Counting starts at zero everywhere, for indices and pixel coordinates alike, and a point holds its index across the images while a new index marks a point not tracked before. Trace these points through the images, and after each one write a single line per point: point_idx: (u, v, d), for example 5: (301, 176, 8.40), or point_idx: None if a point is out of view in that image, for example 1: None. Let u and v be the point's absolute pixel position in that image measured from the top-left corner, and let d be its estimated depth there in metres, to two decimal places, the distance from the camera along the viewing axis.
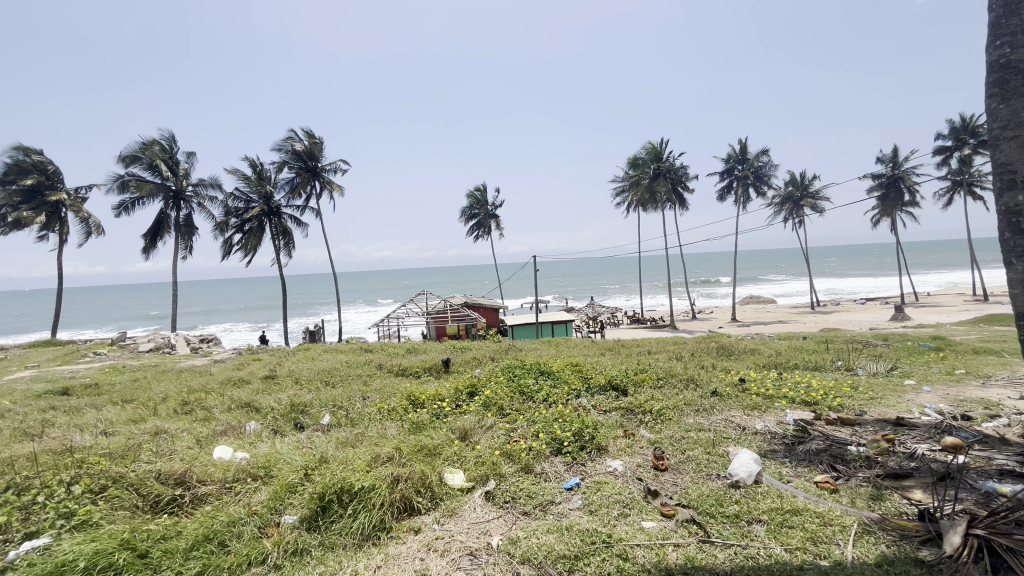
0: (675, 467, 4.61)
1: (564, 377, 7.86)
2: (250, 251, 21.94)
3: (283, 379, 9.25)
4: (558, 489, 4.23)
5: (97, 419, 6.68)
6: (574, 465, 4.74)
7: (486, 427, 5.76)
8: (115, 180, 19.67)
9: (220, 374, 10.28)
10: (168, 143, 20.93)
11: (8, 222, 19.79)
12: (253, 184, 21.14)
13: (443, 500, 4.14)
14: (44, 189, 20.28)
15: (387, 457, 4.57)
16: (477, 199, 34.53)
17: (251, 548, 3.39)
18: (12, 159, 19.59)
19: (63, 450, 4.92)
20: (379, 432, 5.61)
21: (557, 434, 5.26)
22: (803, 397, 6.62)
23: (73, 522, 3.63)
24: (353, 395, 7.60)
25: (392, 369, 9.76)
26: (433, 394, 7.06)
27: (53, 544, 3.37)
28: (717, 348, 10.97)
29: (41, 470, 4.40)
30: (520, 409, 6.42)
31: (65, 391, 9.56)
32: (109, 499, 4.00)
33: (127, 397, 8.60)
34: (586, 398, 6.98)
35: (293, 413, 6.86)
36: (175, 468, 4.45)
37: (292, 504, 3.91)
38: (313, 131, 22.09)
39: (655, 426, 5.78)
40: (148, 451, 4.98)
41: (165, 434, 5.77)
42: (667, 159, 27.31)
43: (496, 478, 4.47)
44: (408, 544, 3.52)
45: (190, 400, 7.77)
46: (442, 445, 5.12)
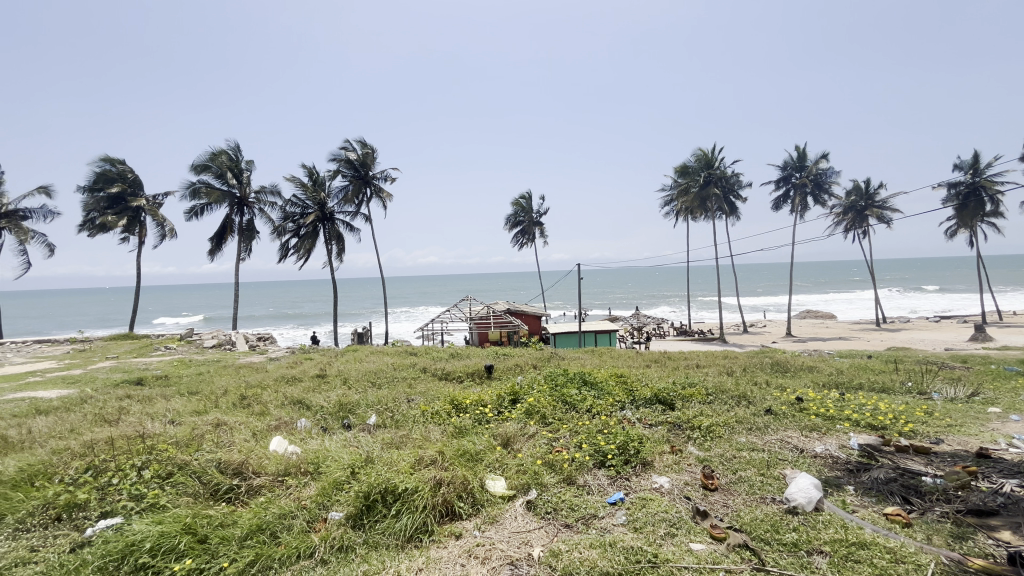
0: (726, 488, 4.39)
1: (608, 388, 7.68)
2: (305, 254, 22.96)
3: (332, 378, 9.58)
4: (601, 504, 4.12)
5: (166, 409, 7.17)
6: (618, 479, 4.62)
7: (528, 434, 5.72)
8: (187, 187, 21.22)
9: (275, 372, 10.79)
10: (234, 152, 22.31)
11: (95, 225, 21.75)
12: (309, 191, 22.19)
13: (484, 506, 4.13)
14: (128, 196, 22.15)
15: (430, 460, 4.62)
16: (522, 207, 34.76)
17: (300, 541, 3.51)
18: (100, 169, 21.58)
19: (136, 436, 5.30)
20: (422, 435, 5.69)
21: (601, 447, 5.14)
22: (869, 421, 6.14)
23: (143, 505, 3.93)
24: (398, 397, 7.76)
25: (435, 373, 9.90)
26: (476, 399, 7.09)
27: (123, 524, 3.65)
28: (772, 365, 10.40)
29: (117, 454, 4.76)
30: (563, 418, 6.34)
31: (139, 381, 10.37)
32: (174, 484, 4.29)
33: (192, 389, 9.19)
34: (630, 410, 6.79)
35: (342, 412, 7.10)
36: (234, 458, 4.68)
37: (339, 501, 4.01)
38: (366, 140, 22.99)
39: (704, 443, 5.55)
40: (209, 441, 5.27)
41: (224, 426, 6.09)
42: (718, 166, 26.51)
43: (537, 488, 4.42)
44: (449, 549, 3.53)
45: (248, 395, 8.21)
46: (484, 451, 5.11)
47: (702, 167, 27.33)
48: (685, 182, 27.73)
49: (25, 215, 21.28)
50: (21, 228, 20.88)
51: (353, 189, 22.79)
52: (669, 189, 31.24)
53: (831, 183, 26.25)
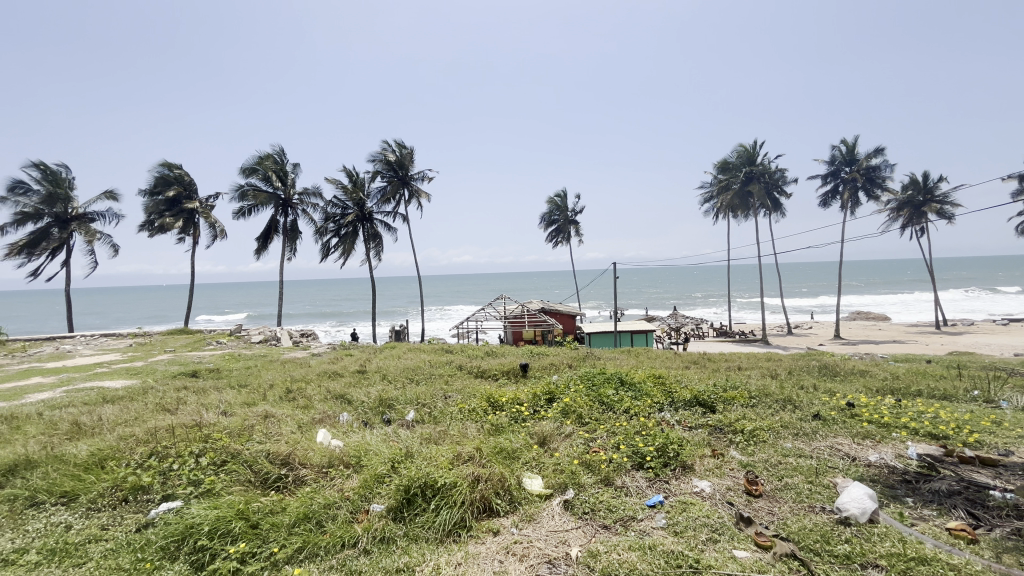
0: (771, 495, 4.24)
1: (645, 389, 7.56)
2: (345, 253, 23.66)
3: (372, 374, 9.86)
4: (640, 506, 4.06)
5: (219, 400, 7.59)
6: (657, 482, 4.53)
7: (565, 434, 5.71)
8: (236, 190, 22.28)
9: (318, 367, 11.19)
10: (280, 156, 23.24)
11: (155, 227, 23.17)
12: (349, 192, 22.85)
13: (522, 504, 4.15)
14: (183, 199, 23.46)
15: (467, 456, 4.68)
16: (557, 205, 34.60)
17: (344, 531, 3.64)
18: (159, 173, 22.94)
19: (193, 425, 5.62)
20: (460, 431, 5.77)
21: (639, 448, 5.06)
22: (929, 429, 5.77)
23: (200, 490, 4.17)
24: (436, 393, 7.90)
25: (471, 370, 10.02)
26: (512, 397, 7.13)
27: (183, 508, 3.89)
28: (820, 368, 9.95)
29: (177, 441, 5.06)
30: (600, 418, 6.28)
31: (194, 374, 11.01)
32: (228, 472, 4.53)
33: (242, 382, 9.66)
34: (669, 412, 6.66)
35: (382, 407, 7.30)
36: (282, 448, 4.88)
37: (381, 493, 4.12)
38: (404, 142, 23.47)
39: (747, 447, 5.37)
40: (259, 432, 5.53)
41: (273, 417, 6.39)
42: (761, 161, 25.57)
43: (575, 488, 4.40)
44: (487, 545, 3.57)
45: (293, 388, 8.57)
46: (521, 449, 5.14)
47: (744, 163, 26.45)
48: (725, 178, 26.90)
49: (92, 218, 22.89)
50: (89, 230, 22.47)
51: (391, 190, 23.31)
52: (709, 186, 30.36)
53: (886, 178, 24.82)
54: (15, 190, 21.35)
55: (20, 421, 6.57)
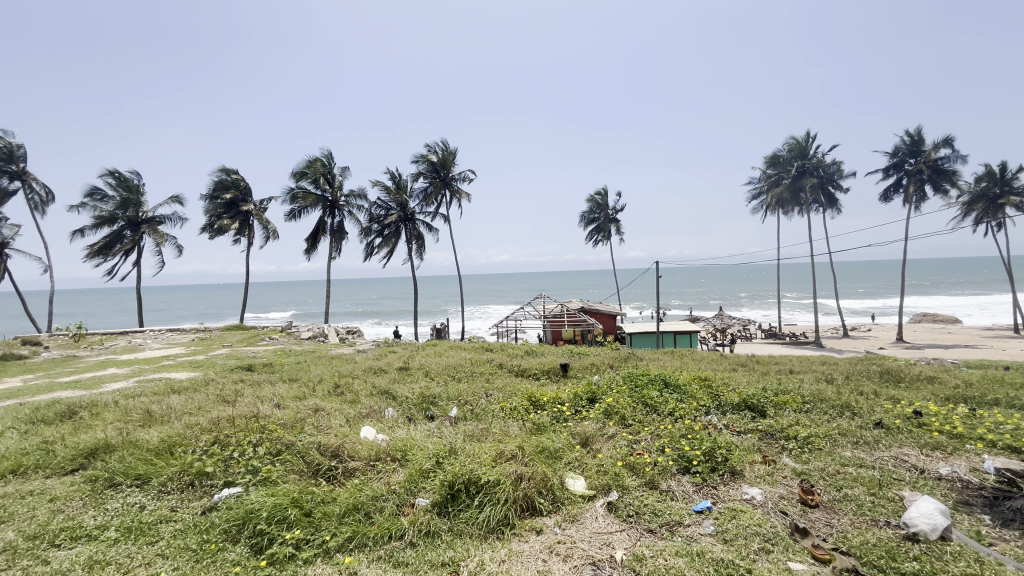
0: (829, 505, 4.02)
1: (691, 391, 7.35)
2: (389, 253, 24.31)
3: (415, 371, 10.09)
4: (686, 511, 3.96)
5: (274, 393, 7.98)
6: (704, 487, 4.40)
7: (607, 435, 5.63)
8: (287, 193, 23.33)
9: (364, 363, 11.56)
10: (328, 159, 24.15)
11: (214, 228, 24.60)
12: (393, 193, 23.45)
13: (565, 504, 4.13)
14: (239, 202, 24.80)
15: (510, 454, 4.71)
16: (597, 203, 34.18)
17: (391, 523, 3.73)
18: (218, 178, 24.34)
19: (251, 416, 5.94)
20: (502, 429, 5.81)
21: (685, 452, 4.92)
22: (1010, 443, 5.29)
23: (258, 478, 4.41)
24: (477, 391, 7.98)
25: (511, 369, 10.06)
26: (553, 397, 7.10)
27: (242, 494, 4.12)
28: (881, 373, 9.34)
29: (237, 431, 5.37)
30: (643, 420, 6.15)
31: (250, 368, 11.62)
32: (283, 462, 4.75)
33: (292, 376, 10.13)
34: (716, 415, 6.46)
35: (425, 403, 7.44)
36: (332, 441, 5.06)
37: (425, 488, 4.20)
38: (445, 143, 23.86)
39: (802, 455, 5.12)
40: (311, 424, 5.78)
41: (323, 411, 6.65)
42: (814, 155, 24.30)
43: (618, 490, 4.33)
44: (531, 543, 3.58)
45: (341, 383, 8.90)
46: (564, 449, 5.11)
47: (795, 156, 25.21)
48: (776, 173, 25.74)
49: (159, 221, 24.60)
50: (156, 232, 24.15)
51: (433, 191, 23.73)
52: (758, 181, 29.13)
53: (956, 170, 23.02)
54: (94, 196, 23.29)
55: (99, 408, 7.15)
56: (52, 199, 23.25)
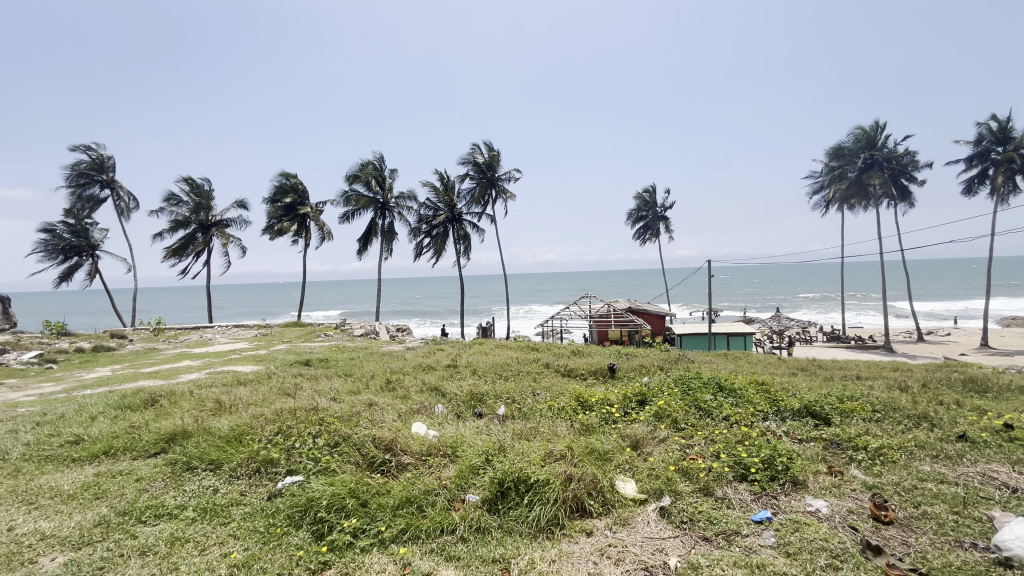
0: (905, 523, 3.73)
1: (747, 396, 7.03)
2: (437, 253, 24.85)
3: (463, 368, 10.28)
4: (744, 520, 3.79)
5: (330, 387, 8.36)
6: (763, 496, 4.19)
7: (658, 439, 5.49)
8: (342, 196, 24.35)
9: (413, 360, 11.88)
10: (379, 162, 25.00)
11: (275, 230, 26.03)
12: (441, 194, 23.96)
13: (615, 507, 4.06)
14: (298, 205, 26.11)
15: (559, 454, 4.68)
16: (645, 201, 33.41)
17: (443, 517, 3.81)
18: (279, 183, 25.75)
19: (311, 409, 6.24)
20: (550, 428, 5.80)
21: (742, 459, 4.71)
22: None
23: (318, 468, 4.64)
24: (525, 390, 8.02)
25: (558, 369, 10.01)
26: (602, 398, 7.01)
27: (303, 483, 4.33)
28: (963, 382, 8.57)
29: (298, 422, 5.66)
30: (696, 425, 5.95)
31: (308, 363, 12.23)
32: (340, 453, 4.97)
33: (347, 371, 10.57)
34: (775, 421, 6.14)
35: (473, 400, 7.55)
36: (386, 435, 5.22)
37: (475, 484, 4.26)
38: (491, 144, 24.14)
39: (873, 467, 4.78)
40: (366, 418, 6.00)
41: (376, 405, 6.89)
42: (884, 145, 22.63)
43: (671, 495, 4.21)
44: (581, 545, 3.55)
45: (393, 379, 9.19)
46: (613, 451, 5.04)
47: (862, 148, 23.58)
48: (840, 166, 24.19)
49: (227, 224, 26.34)
50: (224, 234, 25.87)
51: (480, 191, 24.04)
52: (820, 175, 27.49)
53: None
54: (170, 202, 25.25)
55: (176, 397, 7.75)
56: (135, 205, 25.42)
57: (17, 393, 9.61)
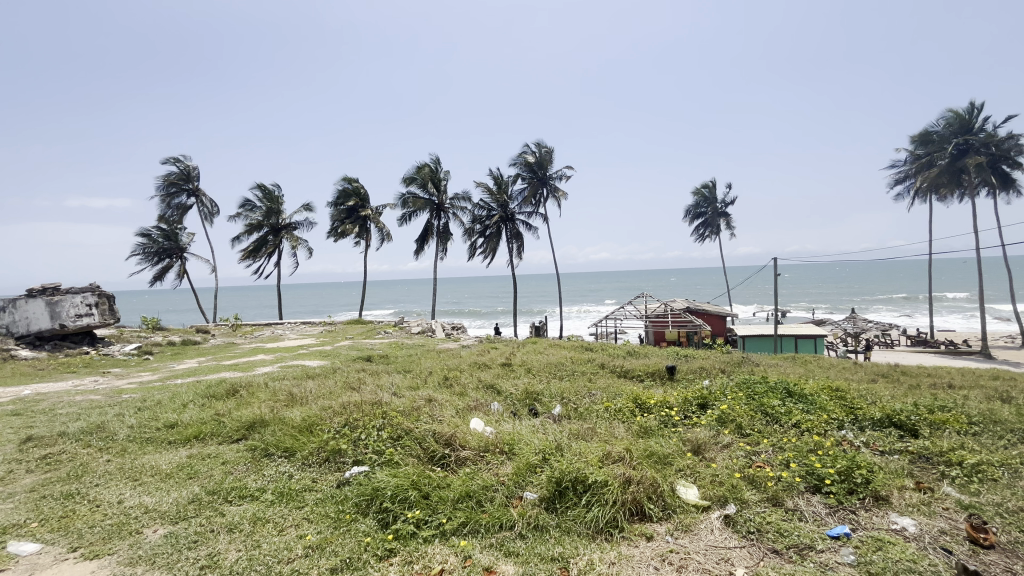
0: (1009, 548, 3.36)
1: (820, 403, 6.59)
2: (490, 252, 25.18)
3: (517, 367, 10.36)
4: (818, 535, 3.56)
5: (392, 382, 8.71)
6: (840, 511, 3.92)
7: (722, 444, 5.29)
8: (400, 198, 25.25)
9: (469, 358, 12.09)
10: (435, 165, 25.73)
11: (339, 232, 27.41)
12: (494, 194, 24.25)
13: (676, 513, 3.95)
14: (359, 208, 27.34)
15: (617, 456, 4.62)
16: (704, 196, 32.10)
17: (502, 513, 3.88)
18: (342, 187, 27.12)
19: (375, 402, 6.53)
20: (607, 430, 5.73)
21: (815, 469, 4.43)
22: None
23: (382, 460, 4.86)
24: (580, 390, 7.97)
25: (614, 369, 9.84)
26: (661, 400, 6.83)
27: (368, 474, 4.55)
28: None
29: (364, 415, 5.95)
30: (763, 431, 5.67)
31: (370, 359, 12.79)
32: (402, 446, 5.17)
33: (407, 367, 10.96)
34: (852, 430, 5.71)
35: (528, 399, 7.59)
36: (445, 430, 5.37)
37: (533, 482, 4.29)
38: (544, 143, 24.13)
39: (969, 484, 4.33)
40: (426, 413, 6.20)
41: (435, 401, 7.10)
42: (981, 129, 20.44)
43: (737, 503, 4.04)
44: (642, 549, 3.48)
45: (450, 375, 9.43)
46: (674, 455, 4.91)
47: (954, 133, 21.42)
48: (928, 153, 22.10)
49: (295, 227, 28.04)
50: (293, 237, 27.55)
51: (532, 191, 24.10)
52: (903, 164, 25.26)
53: None
54: (247, 207, 27.26)
55: (254, 388, 8.36)
56: (216, 211, 27.65)
57: (121, 381, 10.75)
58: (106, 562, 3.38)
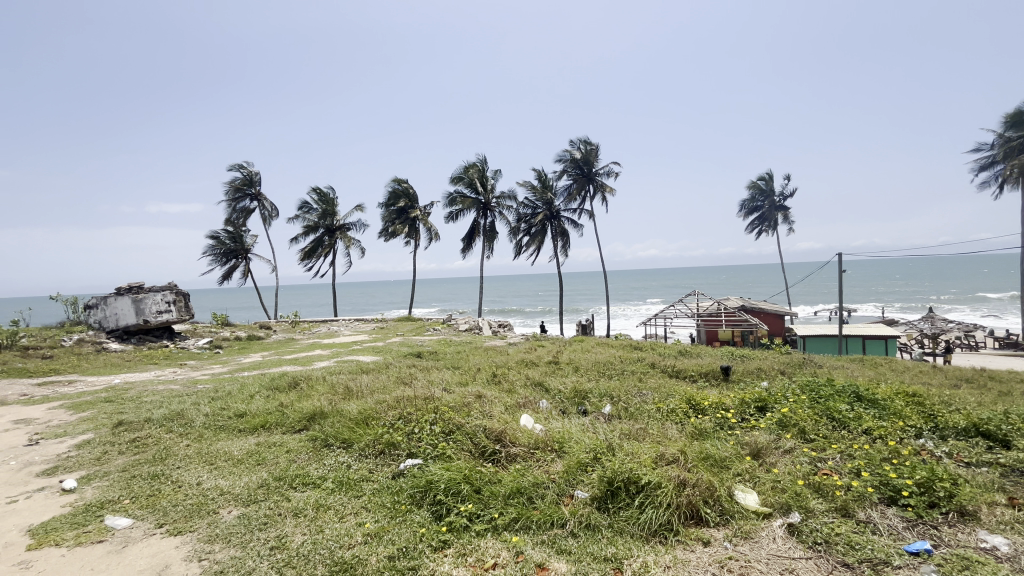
0: None
1: (894, 408, 6.13)
2: (536, 250, 25.17)
3: (565, 365, 10.30)
4: (895, 550, 3.31)
5: (442, 378, 8.90)
6: (920, 525, 3.63)
7: (783, 449, 5.04)
8: (447, 198, 25.72)
9: (516, 355, 12.15)
10: (482, 164, 26.03)
11: (389, 232, 28.29)
12: (540, 192, 24.22)
13: (735, 519, 3.80)
14: (409, 209, 28.10)
15: (671, 458, 4.51)
16: (761, 189, 30.58)
17: (553, 510, 3.87)
18: (392, 188, 27.98)
19: (426, 397, 6.70)
20: (660, 430, 5.59)
21: (890, 479, 4.13)
22: None
23: (435, 453, 4.99)
24: (631, 389, 7.82)
25: (665, 369, 9.58)
26: (716, 402, 6.58)
27: (422, 467, 4.68)
28: None
29: (417, 409, 6.12)
30: (829, 436, 5.34)
31: (419, 355, 13.14)
32: (454, 440, 5.28)
33: (455, 364, 11.15)
34: (932, 439, 5.27)
35: (577, 397, 7.54)
36: (496, 426, 5.43)
37: (584, 481, 4.26)
38: (591, 139, 23.82)
39: None
40: (476, 409, 6.29)
41: (485, 397, 7.20)
42: None
43: (802, 512, 3.83)
44: (698, 554, 3.38)
45: (498, 373, 9.51)
46: (731, 459, 4.72)
47: None
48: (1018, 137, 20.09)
49: (349, 227, 29.20)
50: (347, 237, 28.70)
51: (578, 188, 23.87)
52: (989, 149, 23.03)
53: None
54: (304, 210, 28.69)
55: (313, 382, 8.80)
56: (276, 214, 29.26)
57: (196, 373, 11.63)
58: (188, 539, 3.67)
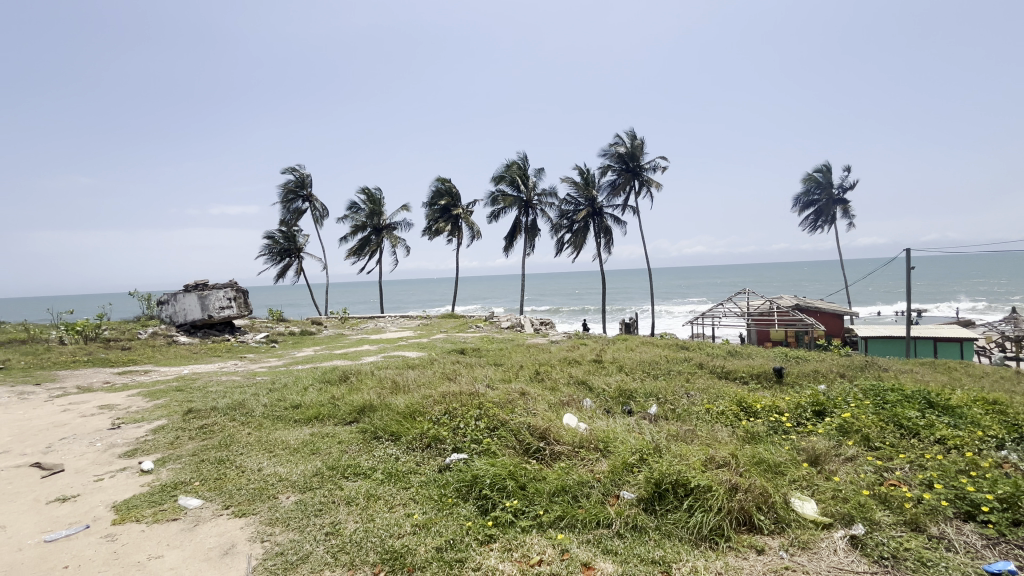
0: None
1: (972, 417, 5.65)
2: (578, 248, 24.95)
3: (609, 364, 10.17)
4: (973, 569, 3.05)
5: (485, 374, 9.01)
6: (1002, 543, 3.34)
7: (845, 456, 4.76)
8: (490, 196, 25.93)
9: (558, 353, 12.12)
10: (524, 161, 26.06)
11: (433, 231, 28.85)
12: (582, 189, 24.00)
13: (791, 527, 3.64)
14: (452, 207, 28.52)
15: (722, 461, 4.36)
16: (817, 182, 28.94)
17: (599, 510, 3.84)
18: (436, 187, 28.51)
19: (471, 393, 6.80)
20: (710, 433, 5.43)
21: (967, 492, 3.82)
22: None
23: (479, 449, 5.06)
24: (677, 390, 7.62)
25: (713, 370, 9.27)
26: (770, 405, 6.30)
27: (468, 462, 4.76)
28: None
29: (461, 405, 6.22)
30: (896, 444, 5.00)
31: (463, 351, 13.35)
32: (498, 436, 5.33)
33: (498, 361, 11.26)
34: (1016, 451, 4.82)
35: (622, 397, 7.43)
36: (540, 423, 5.44)
37: (630, 482, 4.19)
38: (635, 134, 23.33)
39: None
40: (520, 406, 6.32)
41: (528, 394, 7.23)
42: None
43: (866, 523, 3.60)
44: (751, 562, 3.26)
45: (541, 370, 9.51)
46: (787, 464, 4.51)
47: None
48: None
49: (394, 227, 30.01)
50: (393, 236, 29.51)
51: (622, 183, 23.46)
52: None
53: None
54: (353, 209, 29.75)
55: (362, 375, 9.13)
56: (327, 214, 30.51)
57: (255, 365, 12.33)
58: (251, 520, 3.91)
